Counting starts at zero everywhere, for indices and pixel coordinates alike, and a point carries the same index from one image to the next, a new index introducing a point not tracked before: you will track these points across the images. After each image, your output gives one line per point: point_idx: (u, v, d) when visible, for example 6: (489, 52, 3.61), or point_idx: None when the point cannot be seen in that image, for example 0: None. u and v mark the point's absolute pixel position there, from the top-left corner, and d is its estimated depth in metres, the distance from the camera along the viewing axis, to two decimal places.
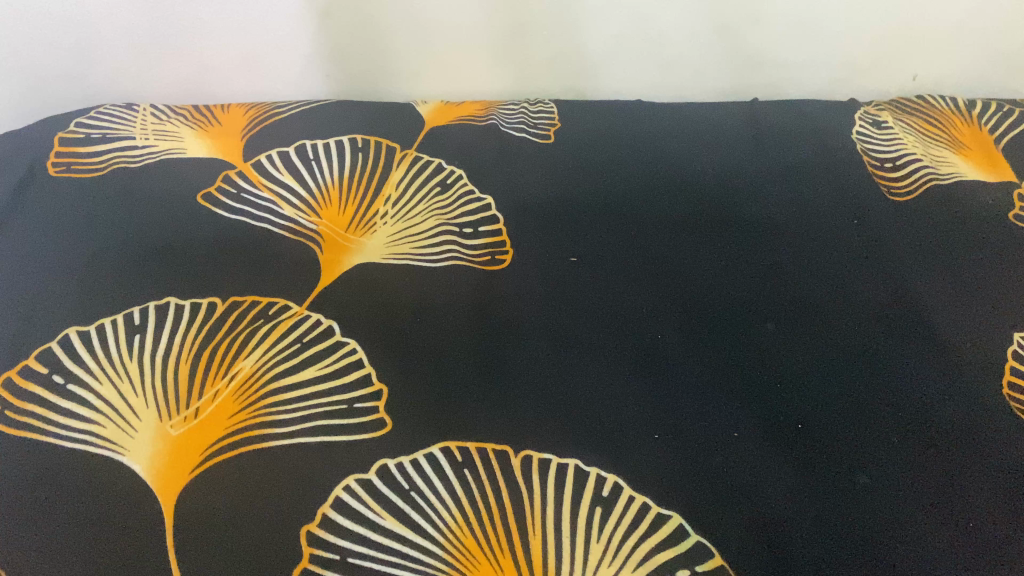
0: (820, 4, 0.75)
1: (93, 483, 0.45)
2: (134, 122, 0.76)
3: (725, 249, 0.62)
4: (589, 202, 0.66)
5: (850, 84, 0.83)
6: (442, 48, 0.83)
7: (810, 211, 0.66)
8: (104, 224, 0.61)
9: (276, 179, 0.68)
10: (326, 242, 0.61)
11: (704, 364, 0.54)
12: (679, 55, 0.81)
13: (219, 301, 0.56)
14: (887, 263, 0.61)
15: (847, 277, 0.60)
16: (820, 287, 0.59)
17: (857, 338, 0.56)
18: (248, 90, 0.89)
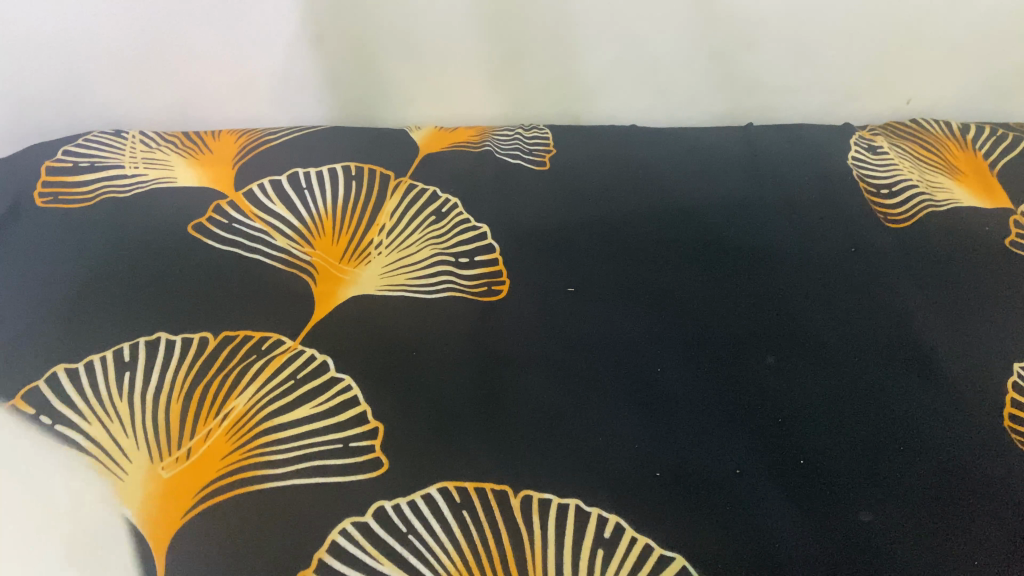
0: (814, 29, 0.75)
1: (82, 528, 0.44)
2: (124, 149, 0.75)
3: (724, 279, 0.62)
4: (586, 230, 0.66)
5: (845, 108, 0.83)
6: (436, 74, 0.83)
7: (808, 238, 0.65)
8: (93, 255, 0.60)
9: (269, 208, 0.67)
10: (319, 273, 0.60)
11: (706, 400, 0.53)
12: (674, 80, 0.81)
13: (211, 336, 0.55)
14: (886, 292, 0.61)
15: (849, 308, 0.60)
16: (821, 319, 0.59)
17: (860, 371, 0.55)
18: (239, 115, 0.88)
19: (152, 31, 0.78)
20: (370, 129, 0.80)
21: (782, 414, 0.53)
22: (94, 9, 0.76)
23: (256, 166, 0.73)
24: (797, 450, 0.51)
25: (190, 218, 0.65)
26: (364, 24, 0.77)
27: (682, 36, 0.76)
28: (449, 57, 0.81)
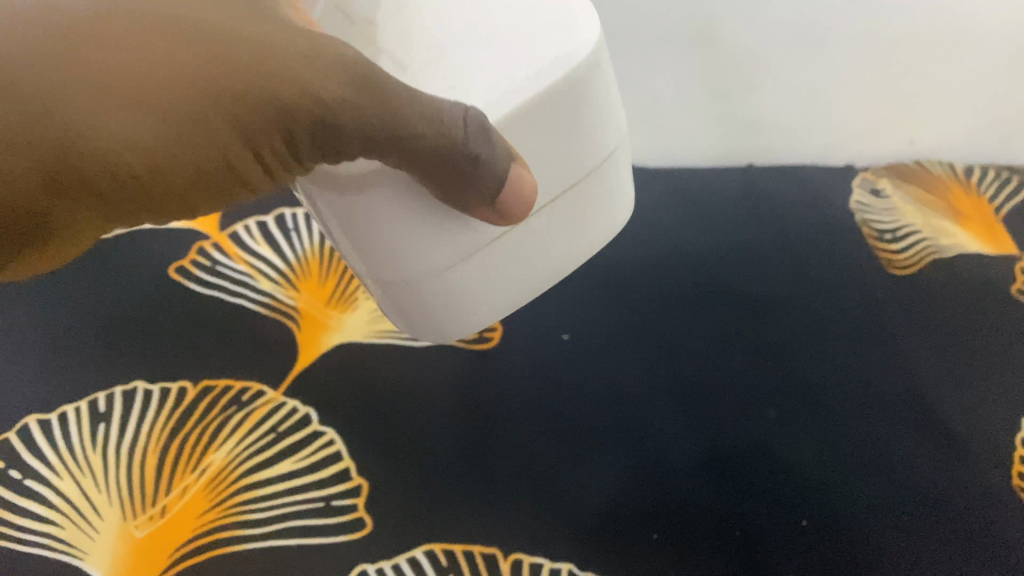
0: (822, 65, 0.69)
1: None
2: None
3: (723, 326, 0.60)
4: (580, 285, 0.63)
5: (846, 150, 0.77)
6: None
7: (809, 290, 0.63)
8: (60, 288, 0.57)
9: (253, 250, 0.59)
10: (305, 319, 0.55)
11: (706, 454, 0.51)
12: (672, 119, 0.74)
13: (190, 384, 0.52)
14: (891, 349, 0.59)
15: (850, 360, 0.58)
16: (823, 372, 0.57)
17: (864, 426, 0.54)
18: None
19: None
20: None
21: (785, 473, 0.51)
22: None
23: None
24: (799, 509, 0.49)
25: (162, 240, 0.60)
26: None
27: (675, 68, 0.70)
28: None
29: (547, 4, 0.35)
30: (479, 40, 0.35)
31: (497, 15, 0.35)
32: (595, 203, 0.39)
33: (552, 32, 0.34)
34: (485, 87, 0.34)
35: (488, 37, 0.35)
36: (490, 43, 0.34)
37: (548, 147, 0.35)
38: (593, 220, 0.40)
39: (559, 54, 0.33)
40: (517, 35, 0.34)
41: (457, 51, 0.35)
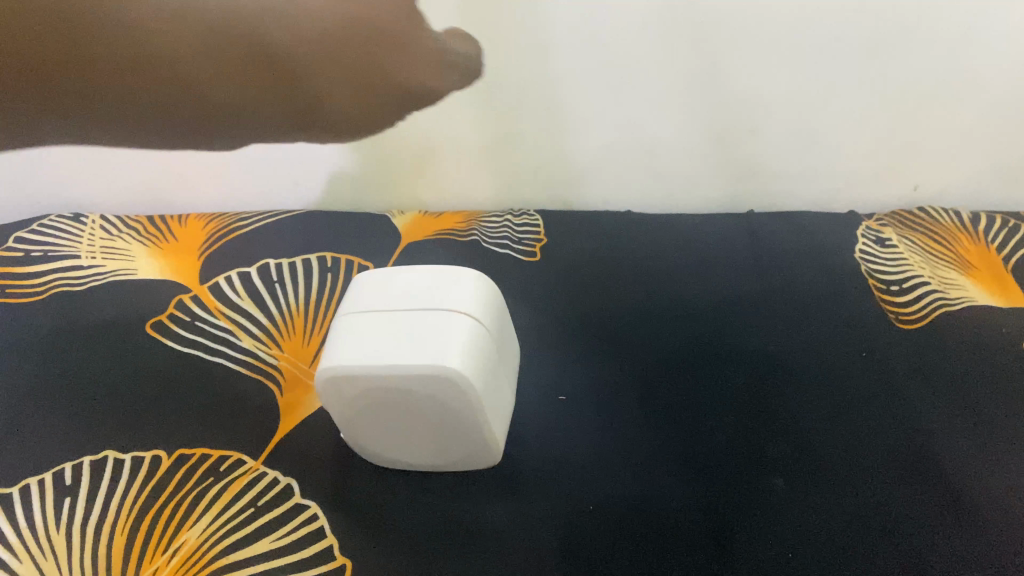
0: (829, 107, 0.67)
1: None
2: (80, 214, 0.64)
3: (726, 383, 0.57)
4: (577, 335, 0.59)
5: (849, 196, 0.76)
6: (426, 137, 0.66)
7: (817, 345, 0.60)
8: (29, 342, 0.53)
9: (236, 306, 0.56)
10: (287, 380, 0.52)
11: (706, 516, 0.48)
12: (671, 165, 0.71)
13: (164, 454, 0.48)
14: (898, 406, 0.56)
15: (856, 418, 0.55)
16: (829, 430, 0.54)
17: (870, 487, 0.50)
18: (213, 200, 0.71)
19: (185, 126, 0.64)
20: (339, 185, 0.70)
21: (787, 536, 0.47)
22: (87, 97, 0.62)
23: (219, 239, 0.62)
24: (805, 572, 0.45)
25: (145, 293, 0.57)
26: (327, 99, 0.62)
27: (677, 116, 0.67)
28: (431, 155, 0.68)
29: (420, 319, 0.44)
30: (413, 301, 0.45)
31: (447, 293, 0.46)
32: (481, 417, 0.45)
33: (454, 339, 0.43)
34: (386, 332, 0.44)
35: (422, 303, 0.45)
36: (413, 307, 0.45)
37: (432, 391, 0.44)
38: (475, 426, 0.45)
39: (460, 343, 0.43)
40: (433, 311, 0.44)
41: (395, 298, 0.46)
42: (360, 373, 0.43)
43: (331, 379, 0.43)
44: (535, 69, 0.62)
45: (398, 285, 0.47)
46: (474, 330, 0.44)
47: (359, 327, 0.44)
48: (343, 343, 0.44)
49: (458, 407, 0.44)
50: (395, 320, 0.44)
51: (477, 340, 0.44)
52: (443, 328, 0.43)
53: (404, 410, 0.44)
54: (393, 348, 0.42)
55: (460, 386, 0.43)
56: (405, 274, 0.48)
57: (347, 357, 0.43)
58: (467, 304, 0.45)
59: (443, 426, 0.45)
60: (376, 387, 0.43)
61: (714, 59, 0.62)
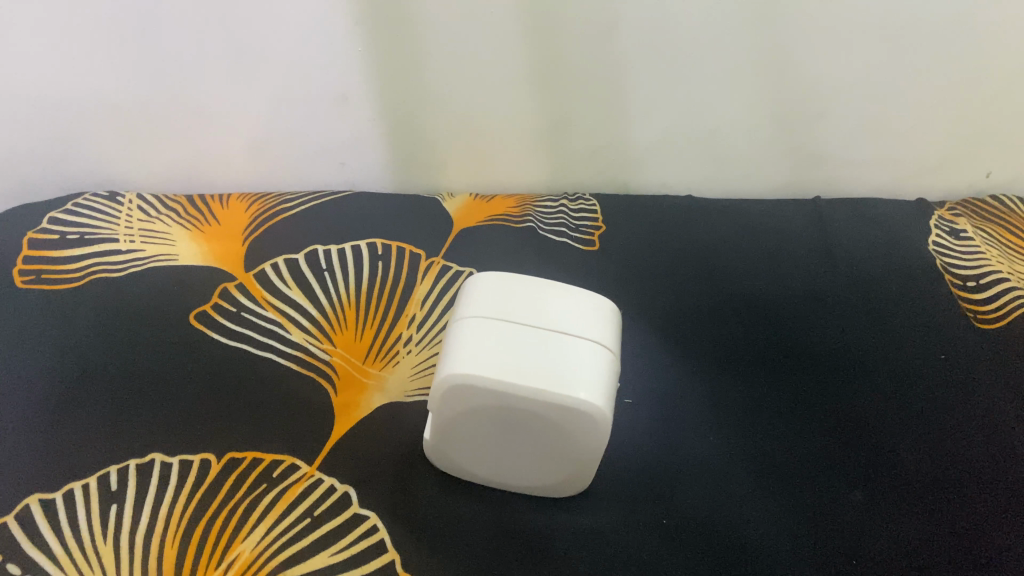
0: (909, 89, 0.63)
1: None
2: (116, 194, 0.61)
3: (802, 381, 0.53)
4: (642, 327, 0.56)
5: (918, 182, 0.72)
6: (478, 116, 0.62)
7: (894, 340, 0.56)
8: (68, 332, 0.50)
9: (285, 296, 0.53)
10: (339, 378, 0.49)
11: (775, 536, 0.44)
12: (735, 148, 0.67)
13: (214, 457, 0.45)
14: (972, 410, 0.51)
15: (929, 423, 0.51)
16: (902, 436, 0.50)
17: (956, 507, 0.46)
18: (251, 184, 0.67)
19: (221, 130, 0.62)
20: (385, 168, 0.66)
21: (859, 557, 0.43)
22: (114, 98, 0.59)
23: (263, 222, 0.58)
24: None
25: (188, 279, 0.53)
26: (379, 75, 0.58)
27: (747, 98, 0.62)
28: (482, 134, 0.64)
29: (556, 345, 0.41)
30: (548, 318, 0.42)
31: (575, 313, 0.43)
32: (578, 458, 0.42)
33: (591, 373, 0.40)
34: (518, 347, 0.40)
35: (553, 322, 0.42)
36: (544, 326, 0.42)
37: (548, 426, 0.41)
38: (568, 465, 0.43)
39: (591, 388, 0.40)
40: (565, 335, 0.41)
41: (526, 311, 0.42)
42: (486, 385, 0.40)
43: (453, 385, 0.40)
44: (602, 45, 0.57)
45: (523, 293, 0.43)
46: (609, 366, 0.41)
47: (486, 335, 0.41)
48: (471, 348, 0.40)
49: (581, 442, 0.41)
50: (529, 338, 0.41)
51: (611, 377, 0.42)
52: (580, 360, 0.41)
53: (513, 428, 0.41)
54: (528, 373, 0.39)
55: (597, 426, 0.40)
56: (527, 277, 0.44)
57: (476, 368, 0.40)
58: (602, 335, 0.42)
59: (554, 453, 0.42)
60: (494, 398, 0.40)
61: (794, 35, 0.58)
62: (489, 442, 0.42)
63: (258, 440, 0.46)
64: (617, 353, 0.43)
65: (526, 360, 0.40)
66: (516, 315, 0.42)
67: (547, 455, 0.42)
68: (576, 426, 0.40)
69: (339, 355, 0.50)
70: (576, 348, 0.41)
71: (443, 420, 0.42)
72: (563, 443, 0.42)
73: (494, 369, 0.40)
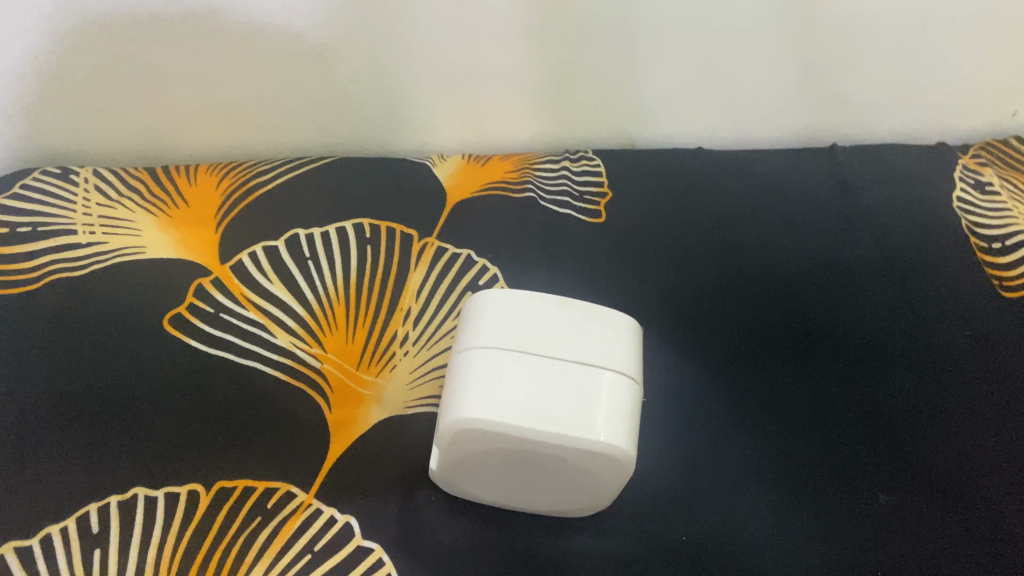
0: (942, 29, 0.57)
1: None
2: (69, 172, 0.55)
3: (823, 368, 0.49)
4: (653, 310, 0.51)
5: (942, 125, 0.67)
6: (469, 67, 0.56)
7: (920, 309, 0.52)
8: (30, 345, 0.45)
9: (267, 292, 0.49)
10: (333, 390, 0.45)
11: (790, 541, 0.42)
12: (749, 96, 0.61)
13: (202, 488, 0.41)
14: (999, 388, 0.48)
15: (957, 404, 0.47)
16: (929, 420, 0.47)
17: (984, 501, 0.43)
18: (222, 145, 0.61)
19: (184, 87, 0.55)
20: (367, 124, 0.60)
21: (881, 562, 0.41)
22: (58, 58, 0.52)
23: (236, 202, 0.53)
24: None
25: (158, 276, 0.49)
26: (357, 28, 0.52)
27: (766, 42, 0.56)
28: (474, 88, 0.58)
29: (574, 378, 0.37)
30: (564, 346, 0.38)
31: (593, 337, 0.39)
32: (598, 494, 0.39)
33: (613, 410, 0.37)
34: (532, 384, 0.37)
35: (570, 351, 0.38)
36: (560, 356, 0.38)
37: (565, 467, 0.37)
38: (587, 499, 0.39)
39: (613, 428, 0.36)
40: (584, 366, 0.37)
41: (539, 339, 0.38)
42: (500, 430, 0.36)
43: (464, 429, 0.37)
44: None
45: (535, 315, 0.39)
46: (631, 397, 0.38)
47: (497, 369, 0.37)
48: (482, 387, 0.37)
49: (601, 481, 0.38)
50: (545, 372, 0.37)
51: (634, 411, 0.38)
52: (601, 395, 0.37)
53: (528, 467, 0.38)
54: (544, 415, 0.36)
55: (621, 465, 0.37)
56: (541, 295, 0.40)
57: (488, 411, 0.36)
58: (623, 361, 0.39)
59: (572, 489, 0.39)
60: (508, 441, 0.36)
61: None
62: (501, 478, 0.39)
63: (249, 466, 0.42)
64: (640, 380, 0.39)
65: (541, 399, 0.36)
66: (529, 344, 0.38)
67: (563, 490, 0.39)
68: (597, 467, 0.37)
69: (330, 361, 0.46)
70: (596, 380, 0.37)
71: (453, 460, 0.38)
72: (581, 481, 0.38)
73: (509, 412, 0.36)
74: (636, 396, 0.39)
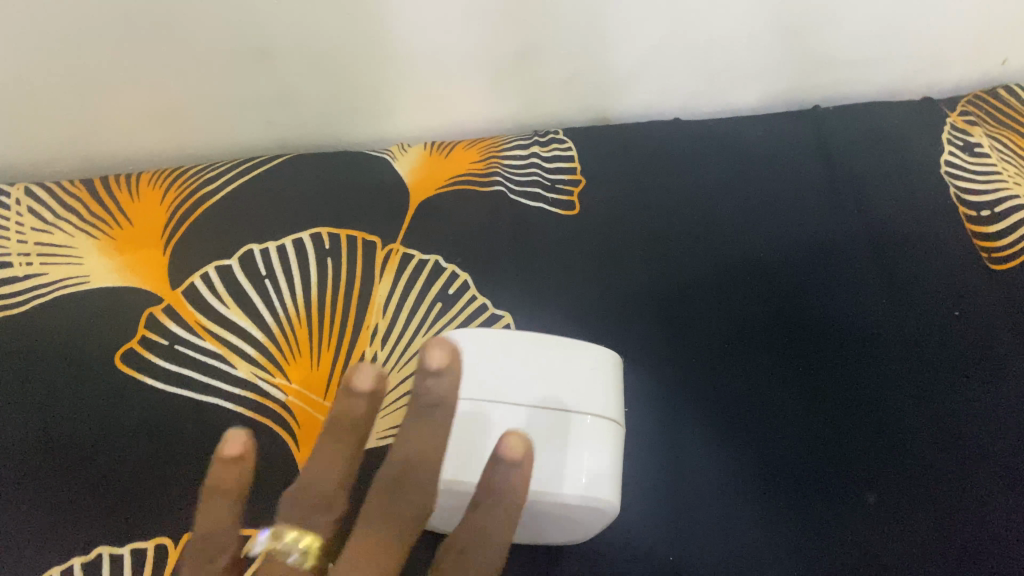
0: None
1: None
2: (0, 193, 0.52)
3: (808, 356, 0.47)
4: (631, 310, 0.49)
5: (933, 78, 0.63)
6: (420, 44, 0.51)
7: (912, 285, 0.50)
8: None
9: (224, 318, 0.46)
10: (301, 425, 0.43)
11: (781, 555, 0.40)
12: (726, 60, 0.57)
13: (170, 541, 0.39)
14: (997, 373, 0.45)
15: (953, 394, 0.45)
16: (925, 415, 0.44)
17: (973, 484, 0.41)
18: (168, 142, 0.57)
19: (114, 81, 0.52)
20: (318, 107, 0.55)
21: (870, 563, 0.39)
22: None
23: (182, 215, 0.51)
24: None
25: (107, 308, 0.46)
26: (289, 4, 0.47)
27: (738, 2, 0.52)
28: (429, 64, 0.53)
29: (553, 428, 0.35)
30: (543, 391, 0.36)
31: (569, 375, 0.37)
32: (581, 534, 0.38)
33: (595, 459, 0.35)
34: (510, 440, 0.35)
35: (548, 398, 0.36)
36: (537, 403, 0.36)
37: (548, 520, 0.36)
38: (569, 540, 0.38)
39: (596, 479, 0.35)
40: (565, 415, 0.36)
41: (516, 387, 0.36)
42: None
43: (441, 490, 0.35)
44: None
45: (510, 360, 0.37)
46: (612, 442, 0.36)
47: (470, 422, 0.35)
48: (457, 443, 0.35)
49: (585, 527, 0.36)
50: (524, 425, 0.35)
51: (616, 455, 0.36)
52: (584, 445, 0.35)
53: (510, 518, 0.36)
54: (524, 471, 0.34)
55: (606, 515, 0.35)
56: (512, 333, 0.38)
57: (468, 473, 0.34)
58: (602, 404, 0.37)
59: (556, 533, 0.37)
60: None
61: None
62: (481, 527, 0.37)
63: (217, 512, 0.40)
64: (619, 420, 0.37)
65: None
66: (505, 393, 0.36)
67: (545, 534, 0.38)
68: (582, 518, 0.35)
69: (296, 393, 0.44)
70: (575, 428, 0.35)
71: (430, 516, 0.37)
72: (564, 527, 0.37)
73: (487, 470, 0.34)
74: (618, 439, 0.37)
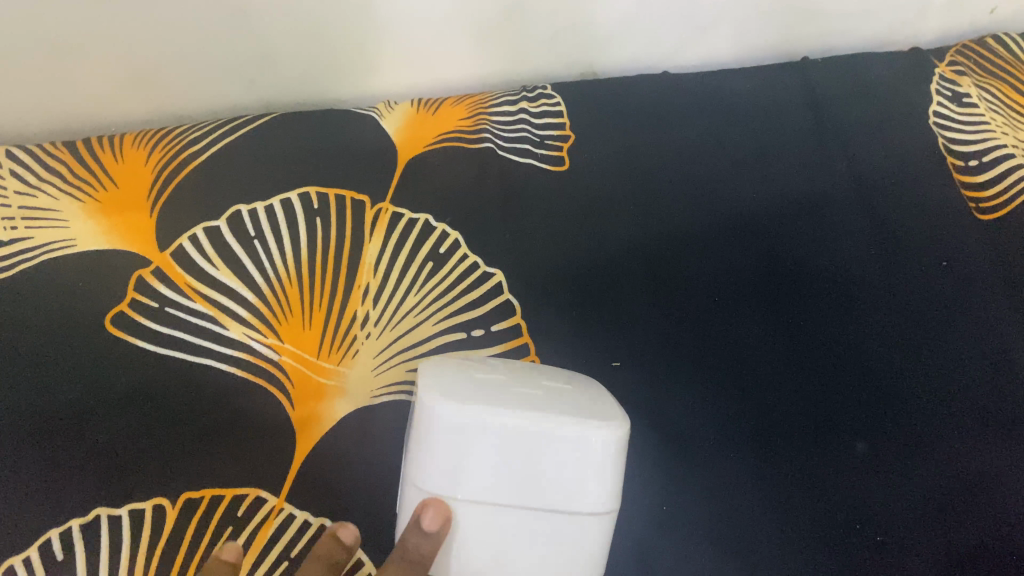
0: None
1: None
2: None
3: (794, 304, 0.48)
4: (622, 264, 0.49)
5: (918, 26, 0.63)
6: None
7: (897, 229, 0.50)
8: None
9: (214, 280, 0.46)
10: (296, 386, 0.43)
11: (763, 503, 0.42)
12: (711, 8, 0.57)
13: (169, 502, 0.40)
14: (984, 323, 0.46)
15: (943, 361, 0.45)
16: (913, 381, 0.45)
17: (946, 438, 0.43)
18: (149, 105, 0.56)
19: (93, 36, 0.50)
20: (302, 64, 0.55)
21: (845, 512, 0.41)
22: None
23: (169, 177, 0.50)
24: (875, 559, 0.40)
25: (95, 272, 0.46)
26: None
27: None
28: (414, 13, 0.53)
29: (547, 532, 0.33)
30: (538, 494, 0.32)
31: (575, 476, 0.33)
32: None
33: (587, 554, 0.34)
34: (506, 536, 0.33)
35: (544, 498, 0.33)
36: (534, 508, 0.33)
37: None
38: None
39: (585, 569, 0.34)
40: (562, 518, 0.33)
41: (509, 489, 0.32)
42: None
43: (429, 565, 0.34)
44: None
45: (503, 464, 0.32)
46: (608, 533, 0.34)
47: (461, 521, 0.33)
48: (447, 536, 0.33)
49: None
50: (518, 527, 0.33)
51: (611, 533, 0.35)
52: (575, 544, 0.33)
53: None
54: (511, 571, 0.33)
55: None
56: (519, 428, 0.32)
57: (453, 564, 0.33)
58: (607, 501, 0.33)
59: None
60: None
61: None
62: None
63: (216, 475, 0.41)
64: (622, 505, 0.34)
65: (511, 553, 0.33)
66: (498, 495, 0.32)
67: None
68: None
69: (289, 353, 0.44)
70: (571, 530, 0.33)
71: None
72: None
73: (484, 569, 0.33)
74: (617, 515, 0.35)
